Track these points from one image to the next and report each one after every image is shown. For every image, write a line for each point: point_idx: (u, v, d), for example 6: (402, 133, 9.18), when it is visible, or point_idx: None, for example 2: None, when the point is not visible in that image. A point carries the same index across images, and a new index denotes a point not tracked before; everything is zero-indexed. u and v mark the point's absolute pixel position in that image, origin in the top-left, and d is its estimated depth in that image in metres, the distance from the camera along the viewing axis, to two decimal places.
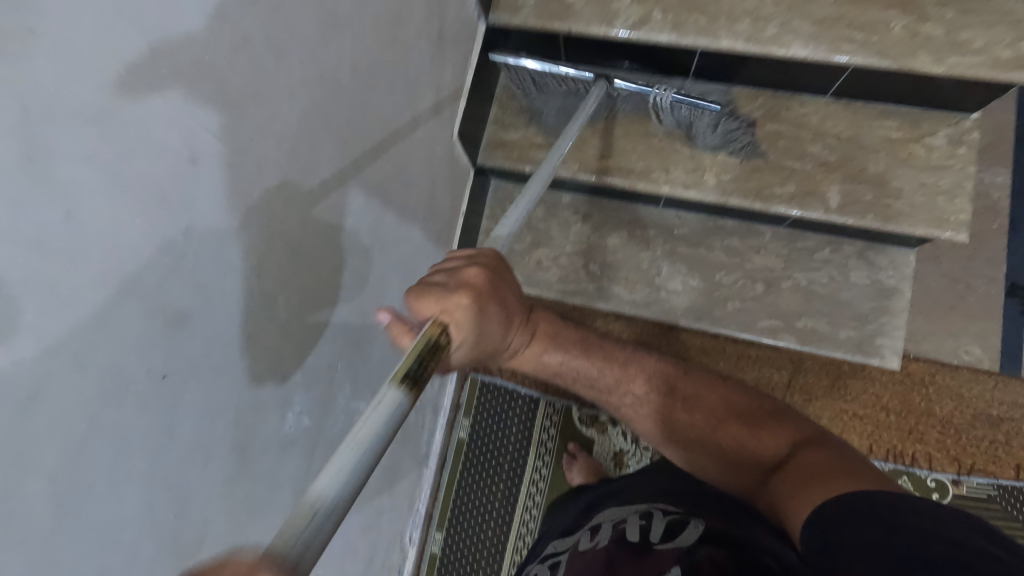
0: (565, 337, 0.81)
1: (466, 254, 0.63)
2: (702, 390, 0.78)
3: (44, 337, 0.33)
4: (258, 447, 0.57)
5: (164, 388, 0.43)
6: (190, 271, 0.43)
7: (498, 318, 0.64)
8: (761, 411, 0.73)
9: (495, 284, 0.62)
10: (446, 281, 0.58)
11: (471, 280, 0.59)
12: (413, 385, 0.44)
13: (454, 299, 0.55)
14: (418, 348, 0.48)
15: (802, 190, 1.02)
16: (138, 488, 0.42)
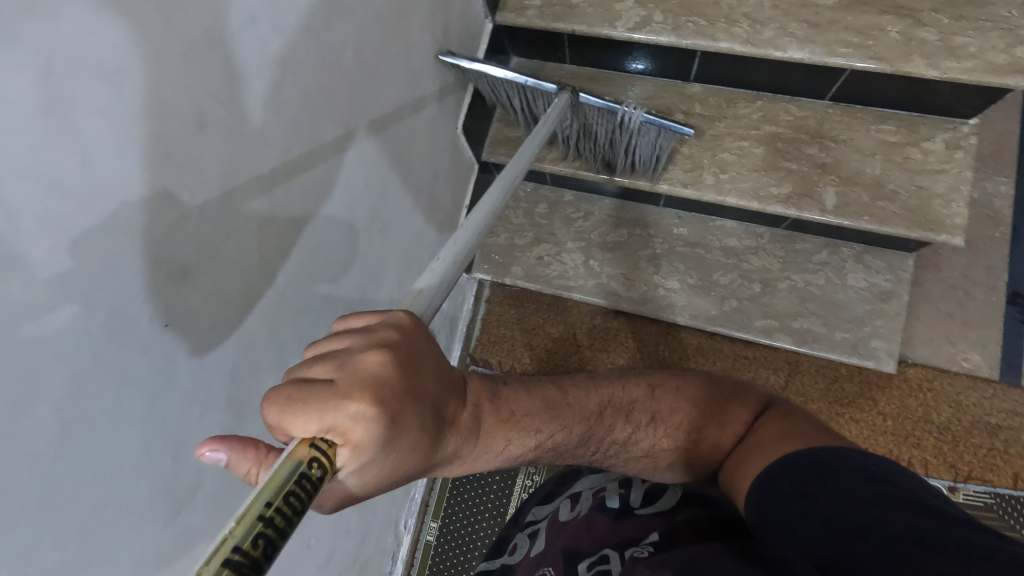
0: (521, 403, 0.61)
1: (365, 329, 0.42)
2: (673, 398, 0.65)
3: (57, 269, 0.36)
4: (253, 408, 0.60)
5: (164, 336, 0.46)
6: (193, 226, 0.46)
7: (412, 422, 0.42)
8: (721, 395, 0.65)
9: (401, 360, 0.41)
10: (326, 376, 0.38)
11: (371, 376, 0.38)
12: (251, 557, 0.28)
13: (340, 409, 0.36)
14: (262, 498, 0.30)
15: (798, 191, 1.03)
16: (136, 427, 0.45)
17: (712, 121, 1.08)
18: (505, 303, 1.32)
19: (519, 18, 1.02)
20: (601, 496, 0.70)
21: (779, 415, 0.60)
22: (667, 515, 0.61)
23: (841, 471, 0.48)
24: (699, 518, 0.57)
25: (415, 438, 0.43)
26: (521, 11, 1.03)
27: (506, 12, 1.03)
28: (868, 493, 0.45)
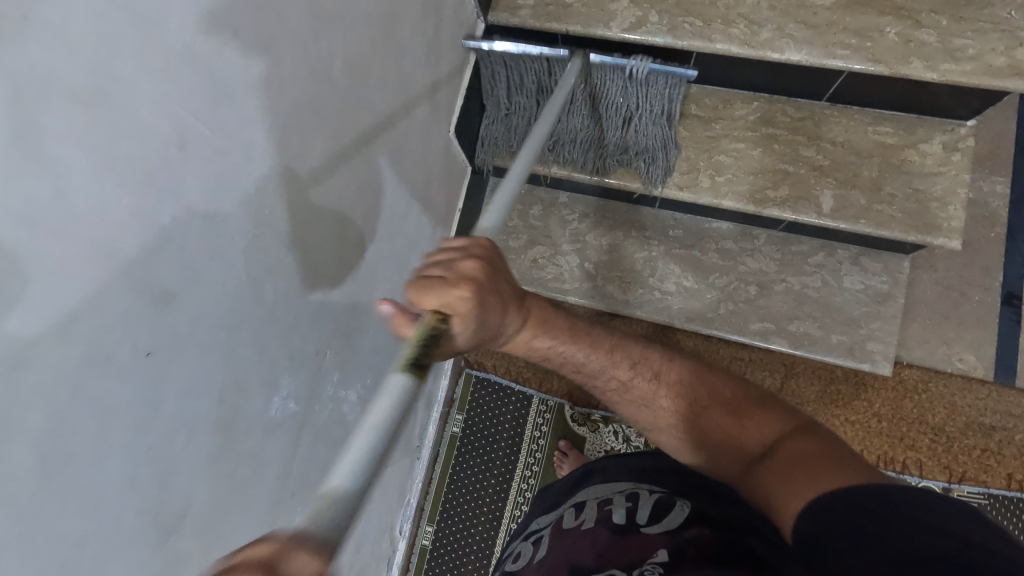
0: (559, 325, 0.65)
1: (461, 245, 0.54)
2: (693, 376, 0.66)
3: (31, 306, 0.34)
4: (244, 427, 0.58)
5: (149, 365, 0.44)
6: (176, 248, 0.44)
7: (495, 311, 0.54)
8: (750, 394, 0.63)
9: (491, 272, 0.53)
10: (444, 270, 0.51)
11: (471, 274, 0.51)
12: (419, 371, 0.42)
13: (454, 292, 0.49)
14: (421, 336, 0.45)
15: (795, 194, 1.02)
16: (120, 459, 0.44)
17: (708, 122, 1.07)
18: None
19: (512, 18, 1.00)
20: (607, 510, 0.70)
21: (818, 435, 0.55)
22: (675, 533, 0.60)
23: (870, 502, 0.44)
24: (705, 540, 0.56)
25: (490, 326, 0.54)
26: (514, 11, 1.01)
27: (499, 12, 1.00)
28: (937, 530, 0.40)
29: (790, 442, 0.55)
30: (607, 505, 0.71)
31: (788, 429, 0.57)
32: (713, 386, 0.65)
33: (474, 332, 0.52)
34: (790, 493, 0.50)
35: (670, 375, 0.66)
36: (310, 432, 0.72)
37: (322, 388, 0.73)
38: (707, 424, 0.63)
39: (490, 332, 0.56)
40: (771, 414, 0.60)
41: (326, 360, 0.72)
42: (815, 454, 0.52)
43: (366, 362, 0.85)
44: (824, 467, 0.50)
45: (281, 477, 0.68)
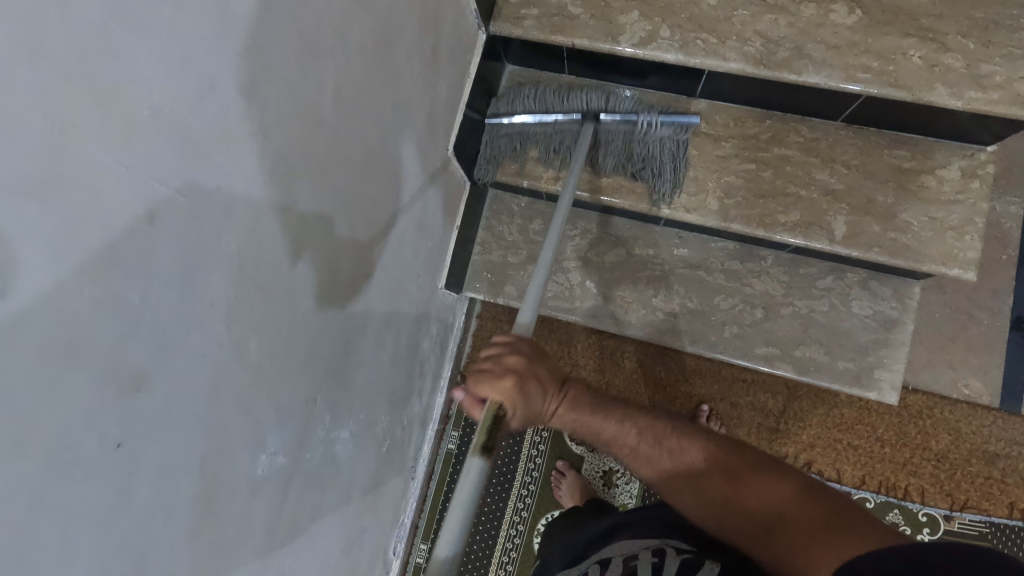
0: (578, 398, 0.81)
1: (509, 339, 0.77)
2: (694, 442, 0.78)
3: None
4: (229, 493, 0.55)
5: (120, 456, 0.41)
6: (148, 329, 0.41)
7: (536, 393, 0.76)
8: (744, 458, 0.75)
9: (528, 363, 0.75)
10: (498, 369, 0.73)
11: (512, 365, 0.74)
12: (488, 453, 0.69)
13: (501, 382, 0.72)
14: (487, 423, 0.71)
15: (807, 220, 0.99)
16: (90, 558, 0.40)
17: (718, 141, 1.02)
18: (498, 318, 1.28)
19: (515, 28, 0.95)
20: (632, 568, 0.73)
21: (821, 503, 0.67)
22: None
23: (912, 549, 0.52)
24: None
25: (535, 406, 0.77)
26: (517, 21, 0.95)
27: (501, 22, 0.95)
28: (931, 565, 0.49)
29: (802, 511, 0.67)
30: (632, 561, 0.74)
31: (795, 499, 0.69)
32: (712, 453, 0.77)
33: (522, 411, 0.75)
34: (818, 560, 0.61)
35: (673, 443, 0.79)
36: (300, 481, 0.69)
37: (312, 434, 0.70)
38: (714, 491, 0.74)
39: (536, 411, 0.77)
40: (772, 478, 0.72)
41: (315, 406, 0.69)
42: (829, 522, 0.64)
43: (359, 398, 0.82)
44: (847, 531, 0.61)
45: (269, 532, 0.65)
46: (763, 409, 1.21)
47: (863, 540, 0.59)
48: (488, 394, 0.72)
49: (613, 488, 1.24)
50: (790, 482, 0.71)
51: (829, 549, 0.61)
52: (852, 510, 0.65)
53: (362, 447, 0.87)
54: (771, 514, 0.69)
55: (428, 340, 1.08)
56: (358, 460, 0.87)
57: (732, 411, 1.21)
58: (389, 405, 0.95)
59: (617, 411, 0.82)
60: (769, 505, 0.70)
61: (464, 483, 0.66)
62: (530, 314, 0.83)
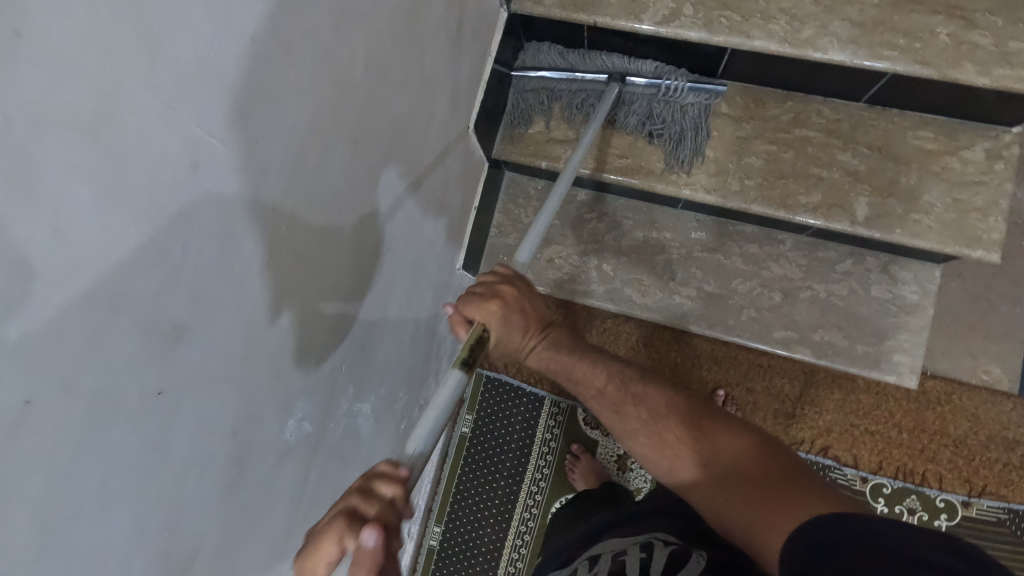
0: (558, 340, 0.81)
1: (507, 273, 0.78)
2: (660, 389, 0.75)
3: (25, 362, 0.30)
4: (259, 456, 0.55)
5: (160, 406, 0.41)
6: (189, 280, 0.40)
7: (520, 327, 0.76)
8: (707, 410, 0.72)
9: (519, 296, 0.76)
10: (489, 293, 0.74)
11: (502, 291, 0.75)
12: (468, 368, 0.65)
13: (488, 305, 0.72)
14: (469, 342, 0.69)
15: (828, 201, 0.98)
16: (130, 508, 0.40)
17: (739, 123, 1.02)
18: None
19: (537, 7, 0.94)
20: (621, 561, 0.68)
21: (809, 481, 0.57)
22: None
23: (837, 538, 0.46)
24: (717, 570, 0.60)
25: (515, 341, 0.78)
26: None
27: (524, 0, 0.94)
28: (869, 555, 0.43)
29: (765, 472, 0.61)
30: (621, 555, 0.69)
31: (751, 454, 0.64)
32: (677, 403, 0.73)
33: (502, 336, 0.75)
34: (756, 509, 0.57)
35: (638, 389, 0.76)
36: (324, 451, 0.69)
37: (337, 405, 0.70)
38: (674, 435, 0.71)
39: (517, 345, 0.79)
40: (729, 428, 0.68)
41: (340, 377, 0.68)
42: (775, 472, 0.60)
43: (380, 373, 0.82)
44: (793, 488, 0.56)
45: (294, 500, 0.65)
46: (779, 395, 1.20)
47: (809, 508, 0.52)
48: (475, 315, 0.72)
49: (627, 473, 1.23)
50: (754, 443, 0.65)
51: (767, 499, 0.57)
52: (797, 463, 0.61)
53: (382, 424, 0.87)
54: (727, 466, 0.65)
55: (445, 321, 1.08)
56: (378, 437, 0.87)
57: (748, 396, 1.21)
58: (408, 383, 0.95)
59: (591, 355, 0.80)
60: (729, 461, 0.65)
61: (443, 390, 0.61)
62: (527, 258, 0.83)
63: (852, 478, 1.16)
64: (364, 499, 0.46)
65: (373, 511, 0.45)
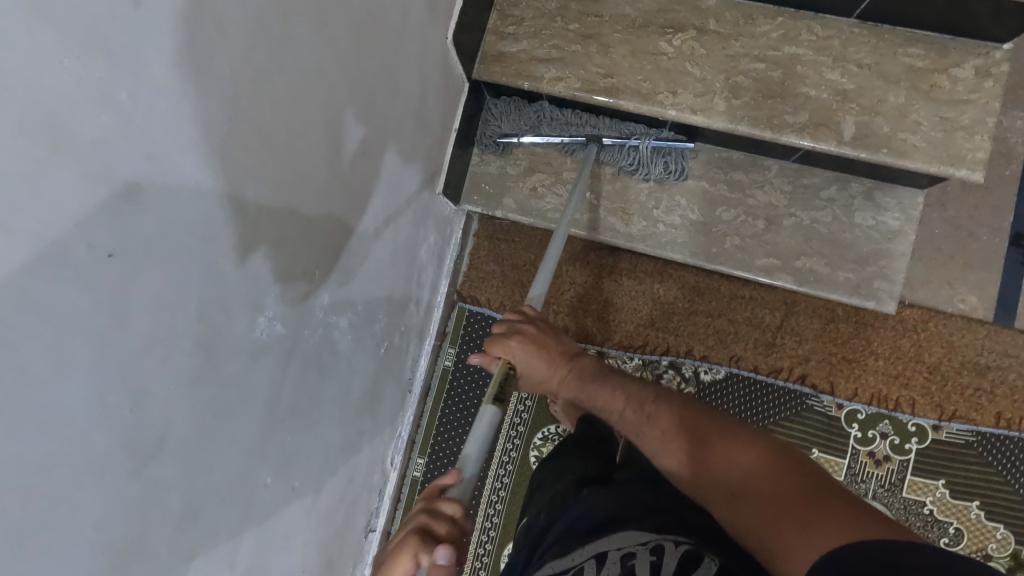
0: (584, 365, 0.80)
1: (526, 315, 0.83)
2: (675, 407, 0.70)
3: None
4: (227, 350, 0.53)
5: (113, 270, 0.38)
6: (137, 133, 0.38)
7: (536, 357, 0.80)
8: (722, 422, 0.67)
9: (531, 333, 0.81)
10: (513, 330, 0.81)
11: (522, 332, 0.81)
12: (501, 401, 0.75)
13: (507, 342, 0.80)
14: (498, 377, 0.77)
15: (815, 120, 0.96)
16: (85, 376, 0.38)
17: (727, 40, 0.99)
18: (494, 238, 1.28)
19: None
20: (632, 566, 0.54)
21: (839, 491, 0.53)
22: None
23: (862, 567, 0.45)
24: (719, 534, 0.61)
25: (534, 373, 0.81)
26: None
27: None
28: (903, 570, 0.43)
29: (772, 478, 0.57)
30: (629, 560, 0.55)
31: (761, 464, 0.59)
32: (693, 415, 0.69)
33: (523, 372, 0.81)
34: (788, 542, 0.51)
35: (654, 409, 0.72)
36: (299, 358, 0.67)
37: (312, 311, 0.68)
38: (683, 454, 0.66)
39: (534, 377, 0.82)
40: (746, 441, 0.62)
41: (315, 282, 0.66)
42: (796, 495, 0.54)
43: (357, 288, 0.80)
44: (807, 508, 0.52)
45: (269, 405, 0.63)
46: (760, 324, 1.21)
47: (831, 535, 0.49)
48: (500, 353, 0.80)
49: None
50: (758, 447, 0.61)
51: (801, 526, 0.51)
52: (822, 480, 0.56)
53: (360, 343, 0.85)
54: (737, 480, 0.60)
55: (426, 249, 1.06)
56: (357, 357, 0.85)
57: (729, 327, 1.22)
58: (387, 306, 0.94)
59: (612, 378, 0.78)
60: (735, 474, 0.60)
61: (480, 422, 0.71)
62: (540, 292, 0.90)
63: (828, 405, 1.18)
64: (429, 525, 0.58)
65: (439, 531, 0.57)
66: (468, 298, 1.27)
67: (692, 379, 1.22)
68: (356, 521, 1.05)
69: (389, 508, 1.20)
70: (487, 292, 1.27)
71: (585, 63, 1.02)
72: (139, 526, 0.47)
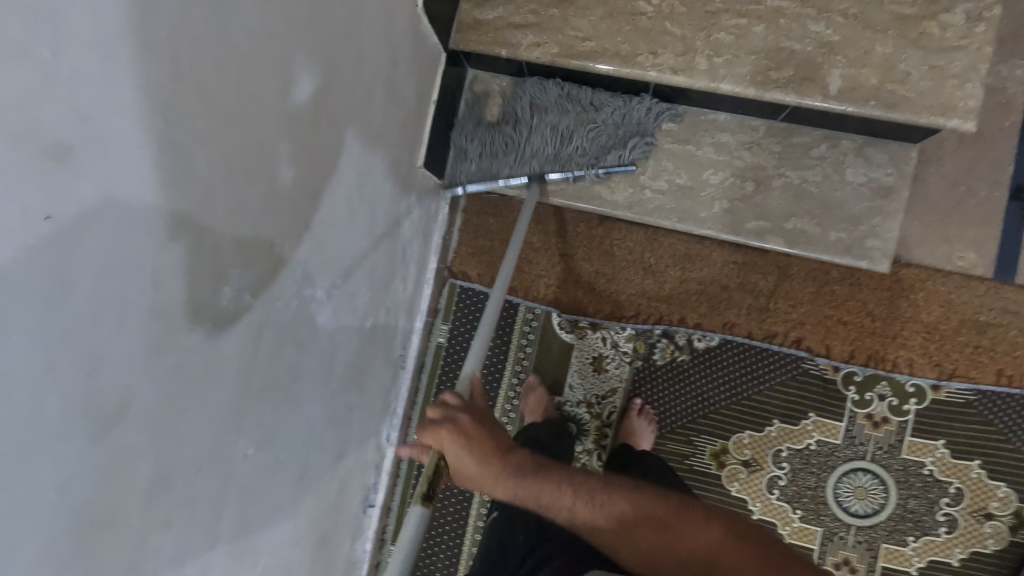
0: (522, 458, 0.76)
1: (459, 403, 0.78)
2: (626, 496, 0.74)
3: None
4: (189, 319, 0.53)
5: (51, 232, 0.38)
6: (64, 94, 0.37)
7: (472, 452, 0.75)
8: (675, 505, 0.73)
9: (469, 423, 0.76)
10: (447, 420, 0.76)
11: (459, 423, 0.76)
12: (427, 498, 0.74)
13: (443, 435, 0.75)
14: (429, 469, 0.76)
15: (800, 75, 0.93)
16: (31, 339, 0.38)
17: None
18: (482, 213, 1.27)
19: None
20: None
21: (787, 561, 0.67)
22: None
23: None
24: None
25: (470, 472, 0.75)
26: None
27: None
28: None
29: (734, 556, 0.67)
30: None
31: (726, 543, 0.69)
32: (645, 504, 0.73)
33: (458, 469, 0.76)
34: None
35: (606, 500, 0.74)
36: (273, 329, 0.67)
37: (284, 282, 0.68)
38: (650, 542, 0.70)
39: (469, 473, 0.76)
40: (704, 523, 0.71)
41: (284, 253, 0.66)
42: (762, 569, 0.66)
43: (334, 261, 0.80)
44: None
45: (242, 376, 0.64)
46: (753, 290, 1.19)
47: None
48: (433, 443, 0.76)
49: (603, 374, 1.24)
50: (717, 527, 0.70)
51: None
52: (772, 549, 0.68)
53: (341, 318, 0.86)
54: (706, 562, 0.68)
55: (409, 224, 1.05)
56: (338, 331, 0.85)
57: (722, 294, 1.20)
58: (370, 282, 0.94)
59: (557, 472, 0.76)
60: (703, 554, 0.69)
61: (405, 527, 0.71)
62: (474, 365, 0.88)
63: (824, 368, 1.17)
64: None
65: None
66: (458, 274, 1.27)
67: (685, 347, 1.21)
68: (352, 495, 1.07)
69: (388, 484, 1.22)
70: (476, 268, 1.27)
71: (562, 27, 1.00)
72: (107, 491, 0.48)
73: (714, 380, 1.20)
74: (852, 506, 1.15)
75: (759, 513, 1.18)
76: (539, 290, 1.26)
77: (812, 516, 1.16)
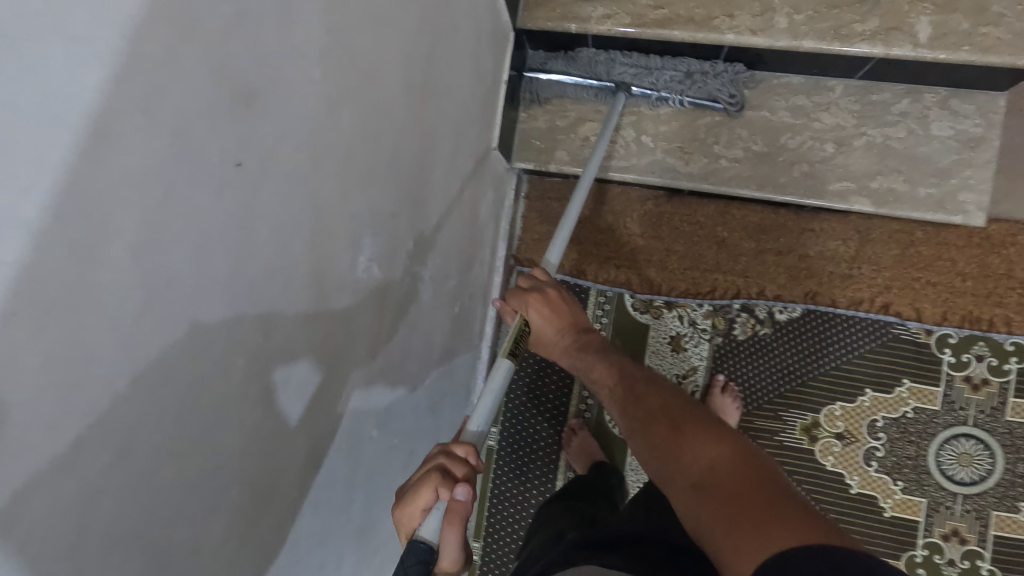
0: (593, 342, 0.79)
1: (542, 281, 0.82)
2: (662, 400, 0.64)
3: (93, 51, 0.26)
4: (335, 288, 0.52)
5: (240, 179, 0.37)
6: (253, 35, 0.36)
7: (549, 320, 0.81)
8: (702, 417, 0.60)
9: (550, 299, 0.81)
10: (533, 289, 0.81)
11: (543, 293, 0.81)
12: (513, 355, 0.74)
13: (523, 297, 0.81)
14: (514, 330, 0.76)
15: (887, 25, 0.91)
16: (222, 295, 0.37)
17: None
18: (546, 197, 1.25)
19: None
20: None
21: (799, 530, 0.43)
22: None
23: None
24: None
25: (547, 335, 0.82)
26: None
27: None
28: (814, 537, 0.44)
29: (724, 472, 0.52)
30: None
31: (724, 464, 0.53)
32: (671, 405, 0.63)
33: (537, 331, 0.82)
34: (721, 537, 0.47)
35: (642, 395, 0.67)
36: (392, 305, 0.66)
37: (399, 257, 0.66)
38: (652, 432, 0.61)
39: (549, 341, 0.82)
40: (711, 433, 0.57)
41: (400, 226, 0.65)
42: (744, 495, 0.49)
43: (434, 239, 0.78)
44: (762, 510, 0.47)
45: (370, 351, 0.62)
46: (834, 257, 1.16)
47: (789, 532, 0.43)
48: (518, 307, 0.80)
49: (681, 353, 1.21)
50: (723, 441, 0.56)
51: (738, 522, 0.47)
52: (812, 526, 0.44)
53: (438, 300, 0.84)
54: (696, 466, 0.55)
55: (485, 207, 1.03)
56: (436, 313, 0.84)
57: (802, 263, 1.17)
58: (457, 264, 0.92)
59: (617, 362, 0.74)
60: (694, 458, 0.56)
61: (494, 378, 0.70)
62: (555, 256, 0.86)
63: (916, 332, 1.13)
64: (449, 465, 0.59)
65: (458, 472, 0.59)
66: (526, 261, 1.25)
67: (766, 320, 1.18)
68: None
69: None
70: (544, 254, 1.24)
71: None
72: (271, 464, 0.46)
73: (800, 352, 1.16)
74: (956, 474, 1.11)
75: (858, 487, 1.14)
76: (609, 271, 1.24)
77: (915, 487, 1.12)
